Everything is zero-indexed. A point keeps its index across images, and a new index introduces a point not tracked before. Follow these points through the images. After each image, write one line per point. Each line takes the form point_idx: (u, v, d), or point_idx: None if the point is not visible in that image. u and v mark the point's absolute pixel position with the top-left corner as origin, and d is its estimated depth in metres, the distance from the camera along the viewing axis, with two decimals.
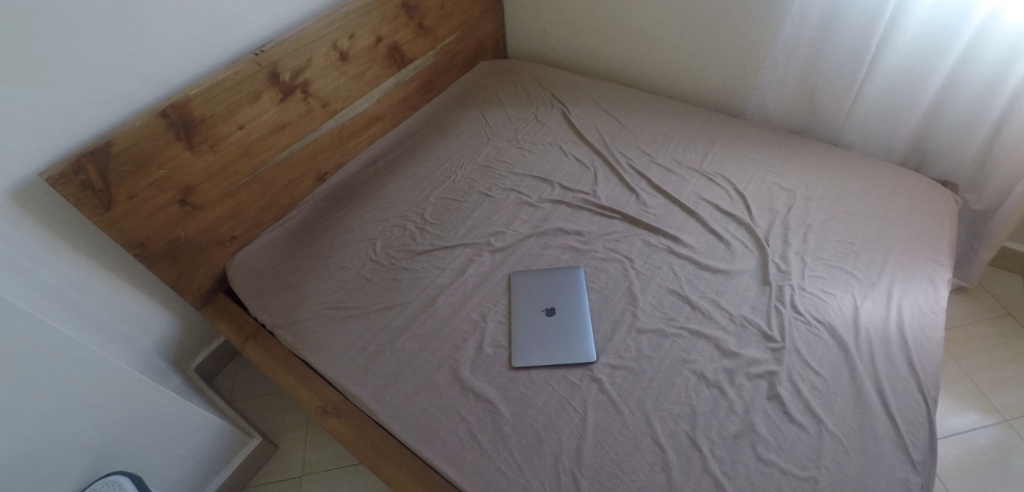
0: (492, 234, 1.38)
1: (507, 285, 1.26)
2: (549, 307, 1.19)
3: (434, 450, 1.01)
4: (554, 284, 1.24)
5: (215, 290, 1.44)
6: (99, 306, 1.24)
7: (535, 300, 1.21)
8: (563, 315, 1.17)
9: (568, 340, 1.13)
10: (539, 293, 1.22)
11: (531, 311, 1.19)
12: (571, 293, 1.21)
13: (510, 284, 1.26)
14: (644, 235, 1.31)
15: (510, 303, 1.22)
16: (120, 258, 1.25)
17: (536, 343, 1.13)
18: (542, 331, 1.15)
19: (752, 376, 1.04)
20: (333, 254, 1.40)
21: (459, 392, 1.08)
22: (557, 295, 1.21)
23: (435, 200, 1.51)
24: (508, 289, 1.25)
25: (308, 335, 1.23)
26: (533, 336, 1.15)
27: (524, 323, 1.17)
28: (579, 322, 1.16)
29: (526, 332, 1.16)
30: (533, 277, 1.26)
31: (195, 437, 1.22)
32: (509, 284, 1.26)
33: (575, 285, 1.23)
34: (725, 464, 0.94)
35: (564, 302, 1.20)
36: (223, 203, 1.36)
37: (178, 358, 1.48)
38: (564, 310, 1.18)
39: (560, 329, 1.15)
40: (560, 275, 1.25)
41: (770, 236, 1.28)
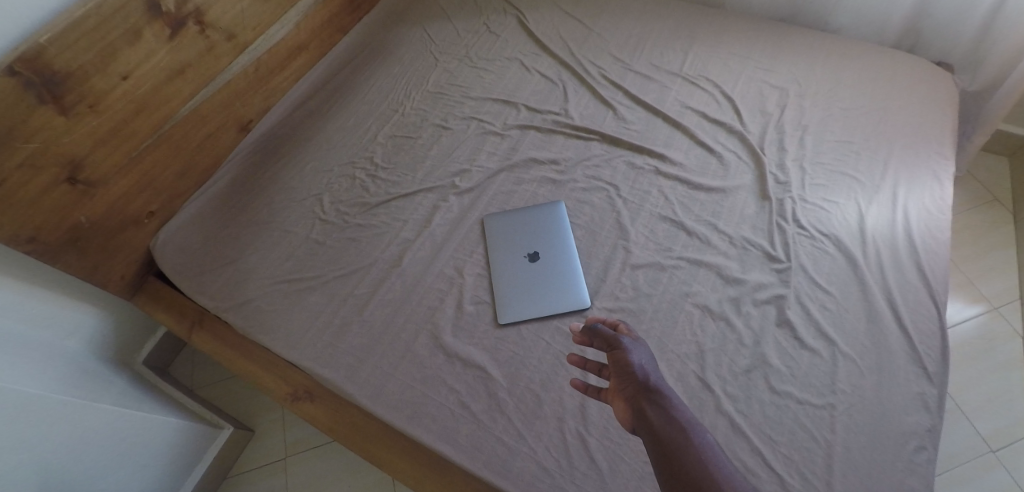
0: (456, 173, 1.20)
1: (480, 231, 1.11)
2: (532, 252, 1.06)
3: (424, 429, 0.90)
4: (534, 224, 1.09)
5: (144, 274, 1.25)
6: (9, 315, 1.04)
7: (514, 245, 1.07)
8: (549, 260, 1.05)
9: (559, 286, 1.01)
10: (518, 237, 1.08)
11: (512, 258, 1.06)
12: (554, 233, 1.07)
13: (484, 230, 1.11)
14: (627, 157, 1.16)
15: (486, 252, 1.08)
16: (14, 259, 1.03)
17: (523, 294, 1.01)
18: (527, 280, 1.03)
19: (759, 302, 0.96)
20: (275, 218, 1.22)
21: (443, 360, 0.96)
22: (538, 237, 1.07)
23: (385, 139, 1.31)
24: (482, 235, 1.11)
25: (261, 316, 1.08)
26: (518, 287, 1.02)
27: (506, 274, 1.04)
28: (567, 265, 1.03)
29: (510, 284, 1.03)
30: (508, 218, 1.11)
31: (154, 439, 1.11)
32: (483, 230, 1.11)
33: (557, 222, 1.09)
34: (739, 402, 0.87)
35: (547, 243, 1.07)
36: (126, 174, 1.13)
37: (119, 353, 1.32)
38: (548, 252, 1.05)
39: (548, 275, 1.03)
40: (538, 213, 1.10)
41: (764, 143, 1.15)
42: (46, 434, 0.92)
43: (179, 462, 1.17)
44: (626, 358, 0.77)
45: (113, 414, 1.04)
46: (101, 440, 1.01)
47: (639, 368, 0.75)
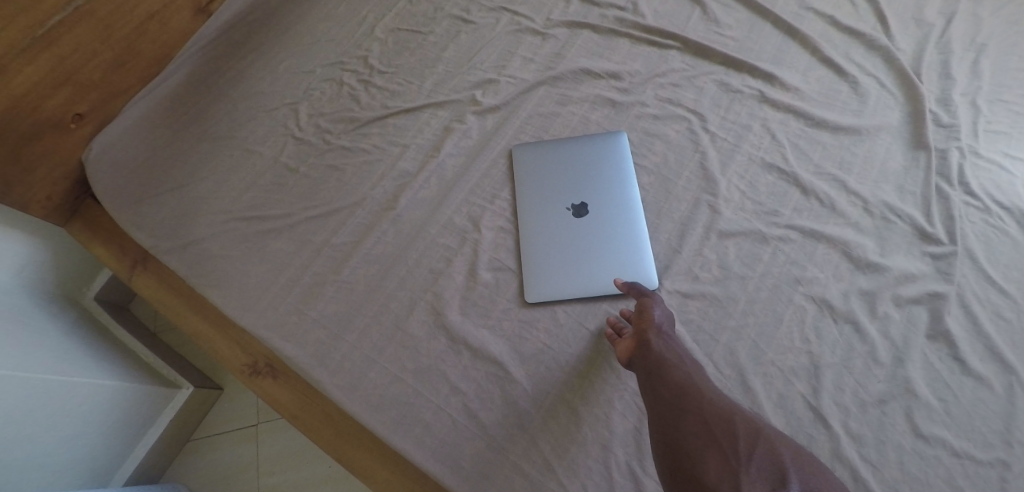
0: (477, 84, 0.88)
1: (506, 167, 0.81)
2: (578, 202, 0.75)
3: (415, 441, 0.66)
4: (583, 161, 0.78)
5: (81, 196, 0.98)
6: None
7: (554, 190, 0.77)
8: (602, 214, 0.74)
9: (614, 253, 0.71)
10: (559, 179, 0.77)
11: (550, 209, 0.76)
12: (609, 176, 0.76)
13: (512, 167, 0.80)
14: (719, 74, 0.82)
15: (514, 197, 0.78)
16: None
17: (563, 261, 0.72)
18: (569, 241, 0.73)
19: (903, 301, 0.66)
20: (237, 132, 0.92)
21: (445, 347, 0.70)
22: (588, 180, 0.76)
23: (384, 33, 0.97)
24: (509, 174, 0.80)
25: (210, 263, 0.81)
26: (556, 251, 0.73)
27: (540, 231, 0.75)
28: (628, 223, 0.73)
29: (545, 245, 0.74)
30: (548, 151, 0.80)
31: (56, 404, 0.87)
32: (509, 166, 0.81)
33: (615, 160, 0.77)
34: (865, 446, 0.60)
35: (600, 190, 0.76)
36: (31, 61, 0.83)
37: (62, 286, 1.08)
38: (601, 204, 0.75)
39: (598, 235, 0.73)
40: (589, 146, 0.78)
41: (923, 68, 0.80)
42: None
43: (114, 426, 0.96)
44: (648, 307, 0.64)
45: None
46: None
47: (660, 318, 0.62)
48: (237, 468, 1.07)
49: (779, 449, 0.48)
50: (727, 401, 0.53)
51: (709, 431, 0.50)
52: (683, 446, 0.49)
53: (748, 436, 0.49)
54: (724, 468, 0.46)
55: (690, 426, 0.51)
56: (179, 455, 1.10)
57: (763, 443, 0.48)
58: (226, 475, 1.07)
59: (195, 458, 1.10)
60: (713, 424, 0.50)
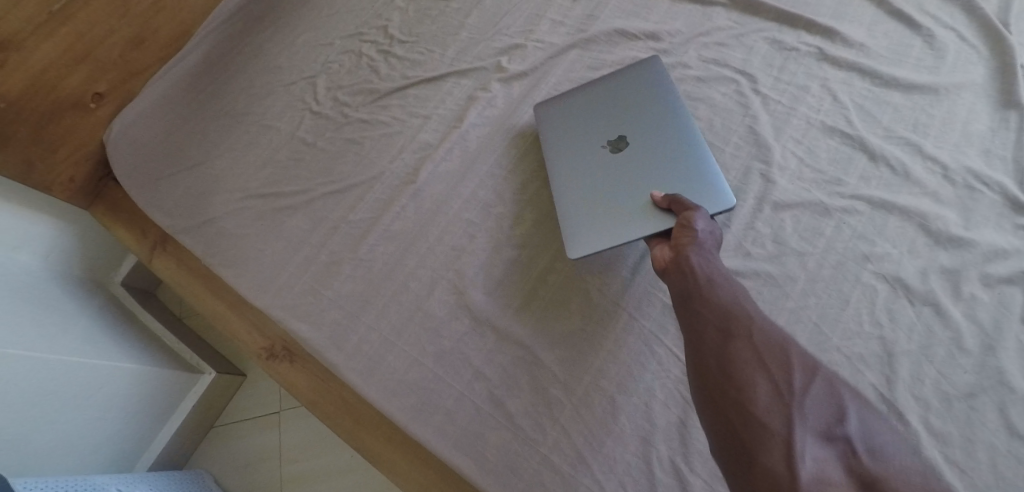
0: (503, 50, 0.82)
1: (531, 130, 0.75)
2: (616, 137, 0.68)
3: (435, 430, 0.61)
4: (616, 97, 0.71)
5: (103, 178, 0.97)
6: None
7: (587, 131, 0.69)
8: (644, 144, 0.66)
9: (669, 179, 0.62)
10: (590, 123, 0.70)
11: (586, 152, 0.68)
12: (648, 112, 0.68)
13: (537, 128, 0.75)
14: (771, 31, 0.74)
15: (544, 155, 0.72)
16: None
17: (609, 199, 0.64)
18: (612, 180, 0.65)
19: (993, 281, 0.57)
20: (255, 108, 0.89)
21: (468, 329, 0.65)
22: (624, 117, 0.68)
23: (404, 1, 0.91)
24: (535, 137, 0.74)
25: (226, 242, 0.78)
26: (597, 191, 0.65)
27: (578, 175, 0.67)
28: (680, 145, 0.64)
29: (584, 190, 0.66)
30: (574, 100, 0.73)
31: (82, 389, 0.86)
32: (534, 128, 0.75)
33: (652, 95, 0.69)
34: (952, 446, 0.52)
35: (638, 125, 0.67)
36: (46, 38, 0.82)
37: (90, 271, 1.08)
38: (643, 133, 0.67)
39: (647, 162, 0.64)
40: (619, 84, 0.71)
41: (1012, 17, 0.70)
42: None
43: (138, 411, 0.95)
44: (688, 221, 0.55)
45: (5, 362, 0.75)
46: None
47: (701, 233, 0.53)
48: (260, 455, 1.05)
49: (838, 386, 0.41)
50: (784, 334, 0.45)
51: (760, 363, 0.43)
52: (729, 377, 0.43)
53: (805, 372, 0.42)
54: (773, 404, 0.40)
55: (741, 354, 0.44)
56: (204, 441, 1.09)
57: (820, 379, 0.42)
58: (249, 463, 1.05)
59: (219, 444, 1.08)
60: (765, 357, 0.43)
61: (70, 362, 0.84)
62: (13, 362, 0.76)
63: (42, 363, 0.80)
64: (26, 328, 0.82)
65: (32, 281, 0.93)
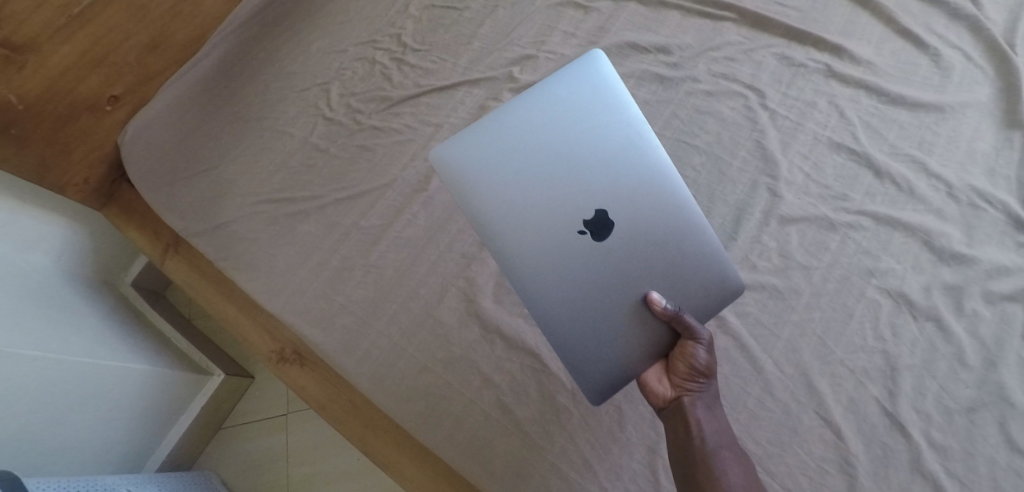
0: (515, 61, 0.83)
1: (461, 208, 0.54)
2: (597, 213, 0.52)
3: (444, 437, 0.62)
4: (575, 135, 0.53)
5: (116, 179, 0.99)
6: None
7: (541, 195, 0.53)
8: (636, 225, 0.52)
9: (671, 274, 0.53)
10: (541, 187, 0.53)
11: (550, 237, 0.52)
12: (615, 162, 0.53)
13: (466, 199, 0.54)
14: (780, 47, 0.75)
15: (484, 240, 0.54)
16: None
17: (593, 307, 0.53)
18: (594, 285, 0.52)
19: (996, 298, 0.58)
20: (268, 112, 0.90)
21: (477, 336, 0.66)
22: (583, 171, 0.53)
23: (418, 9, 0.93)
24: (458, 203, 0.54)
25: (238, 246, 0.79)
26: (578, 301, 0.53)
27: (541, 268, 0.53)
28: (673, 216, 0.53)
29: (560, 302, 0.53)
30: (499, 150, 0.53)
31: (93, 390, 0.87)
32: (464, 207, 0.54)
33: (609, 133, 0.53)
34: (952, 460, 0.53)
35: (608, 183, 0.53)
36: (65, 42, 0.83)
37: (100, 270, 1.09)
38: (620, 195, 0.52)
39: (633, 248, 0.52)
40: (545, 114, 0.54)
41: (1018, 37, 0.71)
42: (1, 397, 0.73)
43: (147, 412, 0.96)
44: (688, 349, 0.52)
45: (14, 362, 0.75)
46: (11, 396, 0.74)
47: (705, 366, 0.52)
48: (268, 456, 1.07)
49: None
50: (751, 472, 0.50)
51: None
52: None
53: None
54: None
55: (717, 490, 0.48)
56: (211, 441, 1.10)
57: None
58: (258, 464, 1.07)
59: (226, 444, 1.09)
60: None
61: (81, 362, 0.86)
62: (23, 362, 0.77)
63: (52, 364, 0.81)
64: (39, 328, 0.83)
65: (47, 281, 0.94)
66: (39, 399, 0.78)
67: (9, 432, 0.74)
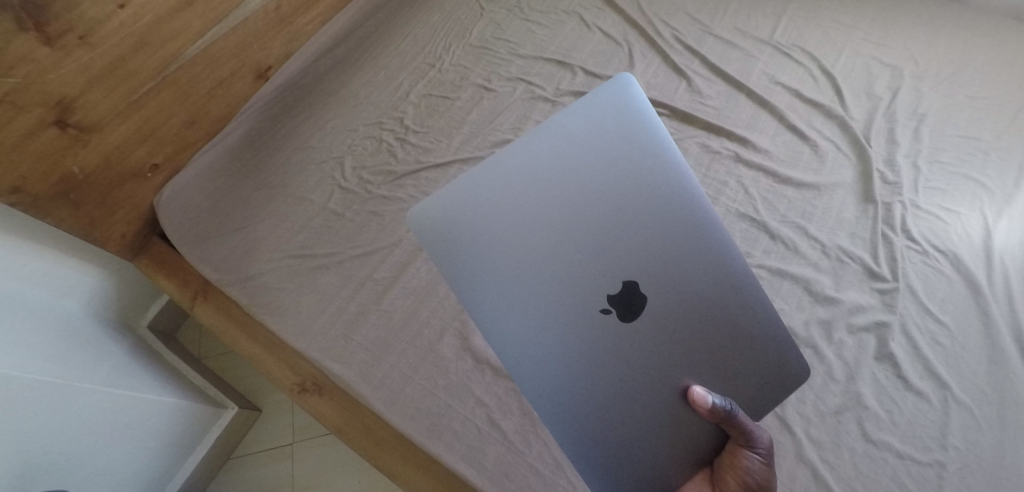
0: (498, 144, 1.04)
1: (449, 223, 0.67)
2: (621, 284, 0.65)
3: (445, 447, 0.77)
4: (594, 189, 0.67)
5: (148, 234, 1.12)
6: (27, 284, 0.98)
7: (560, 240, 0.66)
8: (660, 298, 0.65)
9: (685, 291, 0.65)
10: (581, 264, 0.65)
11: (571, 285, 0.65)
12: (645, 245, 0.65)
13: (482, 210, 0.67)
14: (701, 137, 0.98)
15: (482, 242, 0.66)
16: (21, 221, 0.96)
17: (642, 377, 0.64)
18: (627, 344, 0.64)
19: (855, 329, 0.79)
20: (290, 181, 1.08)
21: (471, 366, 0.83)
22: (615, 253, 0.65)
23: (418, 98, 1.14)
24: (469, 242, 0.67)
25: (268, 295, 0.95)
26: (597, 326, 0.65)
27: (547, 269, 0.66)
28: (695, 292, 0.65)
29: (589, 347, 0.65)
30: (543, 230, 0.66)
31: (128, 419, 0.99)
32: (438, 239, 0.67)
33: (639, 218, 0.66)
34: (824, 449, 0.72)
35: (641, 266, 0.65)
36: (123, 123, 0.99)
37: (123, 315, 1.21)
38: (643, 270, 0.65)
39: (664, 322, 0.65)
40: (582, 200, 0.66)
41: (872, 134, 0.95)
42: (49, 422, 0.85)
43: (170, 442, 1.07)
44: (741, 459, 0.62)
45: (61, 392, 0.88)
46: (57, 422, 0.87)
47: (754, 478, 0.61)
48: (275, 483, 1.18)
49: None
50: None
51: None
52: None
53: None
54: None
55: None
56: (219, 471, 1.20)
57: None
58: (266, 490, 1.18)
59: (235, 474, 1.20)
60: None
61: (121, 393, 0.98)
62: (69, 393, 0.90)
63: (95, 396, 0.93)
64: (82, 365, 0.96)
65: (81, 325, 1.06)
66: (83, 426, 0.91)
67: (54, 453, 0.86)
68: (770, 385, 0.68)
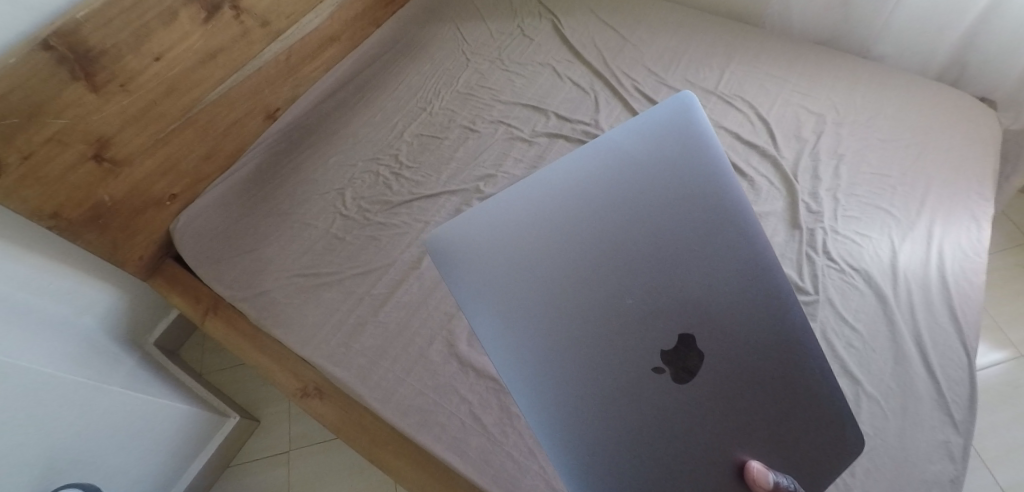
0: (481, 177, 1.19)
1: (508, 238, 0.69)
2: (676, 338, 0.67)
3: (433, 438, 0.89)
4: (652, 238, 0.70)
5: (162, 257, 1.24)
6: (53, 300, 1.09)
7: (619, 289, 0.68)
8: (713, 355, 0.67)
9: (738, 345, 0.68)
10: (638, 314, 0.67)
11: (631, 335, 0.67)
12: (701, 297, 0.69)
13: (544, 254, 0.68)
14: None
15: (544, 288, 0.67)
16: (57, 243, 1.07)
17: (702, 436, 0.65)
18: (685, 400, 0.66)
19: None
20: (296, 209, 1.21)
21: (456, 369, 0.95)
22: (670, 303, 0.68)
23: (410, 137, 1.29)
24: (532, 289, 0.67)
25: (276, 309, 1.07)
26: (641, 335, 0.67)
27: (590, 270, 0.68)
28: (745, 343, 0.69)
29: (645, 391, 0.66)
30: (603, 279, 0.68)
31: (142, 422, 1.08)
32: (488, 228, 0.69)
33: (693, 269, 0.69)
34: None
35: (697, 319, 0.68)
36: (150, 158, 1.12)
37: (133, 332, 1.31)
38: (698, 320, 0.68)
39: (720, 378, 0.67)
40: (640, 248, 0.69)
41: (799, 171, 1.12)
42: (76, 419, 0.95)
43: (176, 447, 1.16)
44: None
45: (93, 391, 0.98)
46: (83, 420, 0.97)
47: None
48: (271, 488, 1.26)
49: None
50: None
51: None
52: None
53: None
54: None
55: None
56: (220, 479, 1.28)
57: None
58: None
59: (233, 481, 1.28)
60: None
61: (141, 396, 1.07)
62: (102, 391, 1.00)
63: (120, 397, 1.03)
64: (101, 370, 1.07)
65: (96, 339, 1.16)
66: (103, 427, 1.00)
67: (74, 450, 0.95)
68: (820, 451, 0.70)
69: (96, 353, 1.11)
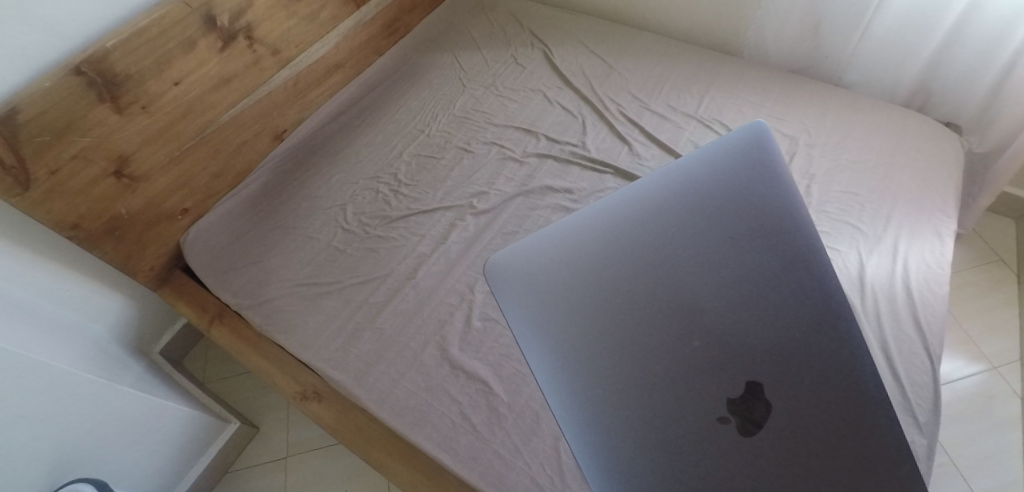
0: (475, 194, 1.26)
1: (568, 262, 0.73)
2: (743, 385, 0.62)
3: (425, 436, 0.94)
4: (712, 266, 0.68)
5: (172, 268, 1.30)
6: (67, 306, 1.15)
7: (675, 317, 0.67)
8: (786, 404, 0.61)
9: (819, 390, 0.61)
10: (695, 346, 0.65)
11: (687, 370, 0.64)
12: (779, 336, 0.63)
13: (599, 280, 0.71)
14: None
15: (595, 311, 0.69)
16: (74, 253, 1.14)
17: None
18: (743, 453, 0.60)
19: None
20: (300, 223, 1.28)
21: (448, 372, 1.00)
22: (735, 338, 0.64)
23: (409, 157, 1.37)
24: (583, 311, 0.69)
25: (279, 316, 1.13)
26: (698, 369, 0.64)
27: (644, 296, 0.69)
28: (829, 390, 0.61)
29: (697, 437, 0.61)
30: (657, 307, 0.67)
31: (149, 423, 1.13)
32: (548, 253, 0.74)
33: (763, 302, 0.65)
34: None
35: (772, 359, 0.62)
36: (166, 174, 1.19)
37: (140, 341, 1.36)
38: (768, 356, 0.63)
39: (794, 432, 0.60)
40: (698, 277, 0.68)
41: None
42: (87, 416, 1.01)
43: (178, 450, 1.20)
44: None
45: (105, 390, 1.04)
46: (94, 417, 1.02)
47: None
48: None
49: None
50: None
51: None
52: None
53: None
54: None
55: None
56: (218, 484, 1.32)
57: None
58: None
59: (230, 487, 1.31)
60: None
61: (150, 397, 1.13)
62: (113, 391, 1.05)
63: (128, 398, 1.08)
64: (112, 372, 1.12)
65: (104, 345, 1.21)
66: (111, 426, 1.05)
67: (85, 446, 1.00)
68: None
69: (105, 357, 1.17)
